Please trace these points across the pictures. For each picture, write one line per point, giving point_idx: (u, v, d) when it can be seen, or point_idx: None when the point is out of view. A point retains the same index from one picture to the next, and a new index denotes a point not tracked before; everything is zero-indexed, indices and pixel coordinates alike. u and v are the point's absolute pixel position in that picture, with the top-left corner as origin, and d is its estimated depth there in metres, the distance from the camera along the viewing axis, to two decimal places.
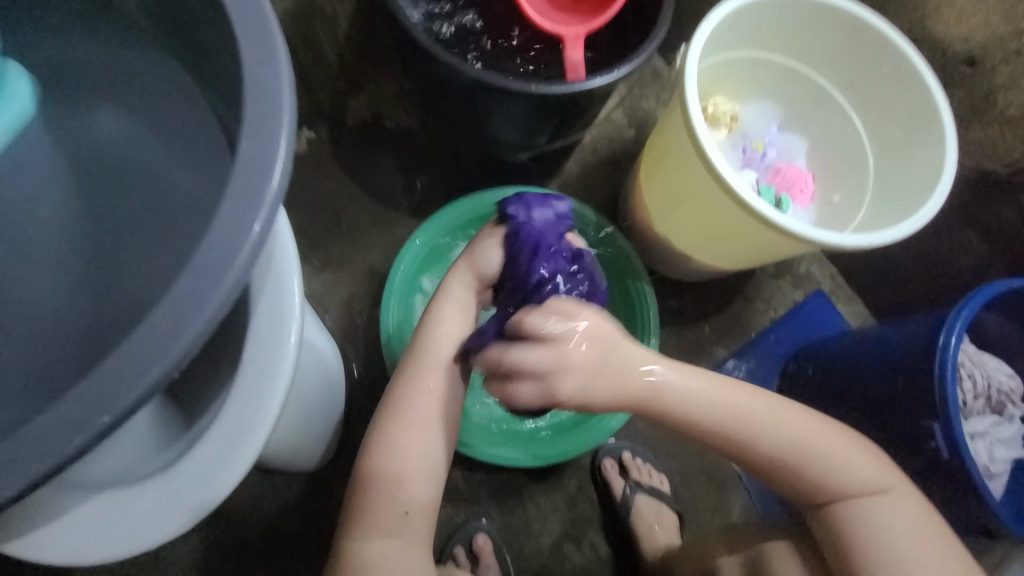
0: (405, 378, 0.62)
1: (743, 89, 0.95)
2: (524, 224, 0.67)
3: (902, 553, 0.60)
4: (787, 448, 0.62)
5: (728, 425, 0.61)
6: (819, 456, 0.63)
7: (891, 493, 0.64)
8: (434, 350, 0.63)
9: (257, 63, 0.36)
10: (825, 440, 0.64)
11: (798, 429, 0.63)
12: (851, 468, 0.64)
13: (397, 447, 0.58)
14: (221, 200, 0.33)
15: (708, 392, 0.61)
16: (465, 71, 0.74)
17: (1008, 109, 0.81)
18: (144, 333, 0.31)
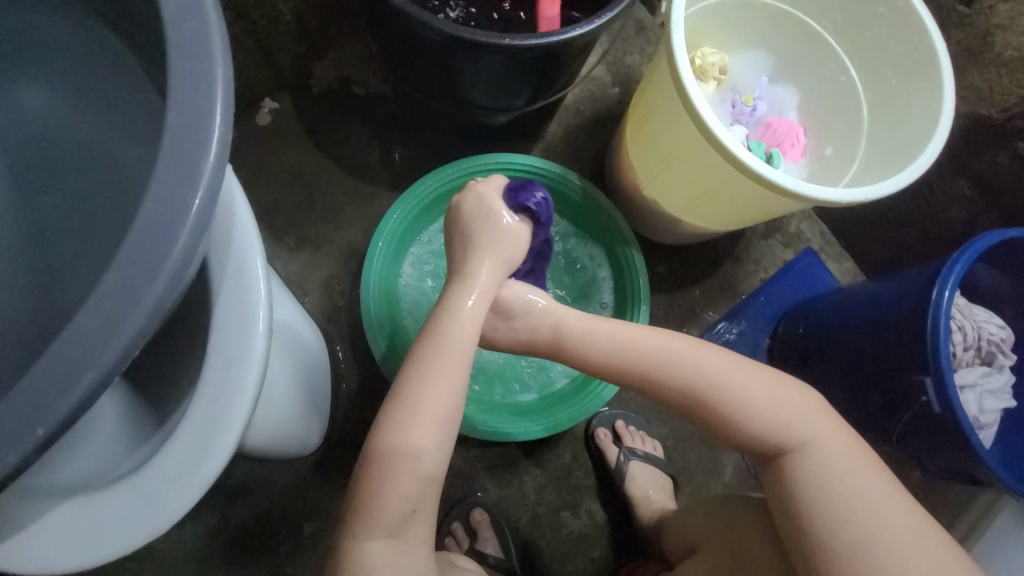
0: (418, 370, 0.59)
1: (731, 38, 0.90)
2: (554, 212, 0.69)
3: (841, 518, 0.58)
4: (688, 385, 0.64)
5: (621, 361, 0.66)
6: (735, 400, 0.63)
7: (820, 441, 0.62)
8: (450, 340, 0.60)
9: (184, 27, 0.33)
10: (751, 387, 0.63)
11: (711, 373, 0.64)
12: (778, 417, 0.62)
13: (407, 441, 0.56)
14: (151, 181, 0.31)
15: (605, 333, 0.67)
16: (430, 29, 0.69)
17: (1005, 51, 0.77)
18: (73, 338, 0.29)
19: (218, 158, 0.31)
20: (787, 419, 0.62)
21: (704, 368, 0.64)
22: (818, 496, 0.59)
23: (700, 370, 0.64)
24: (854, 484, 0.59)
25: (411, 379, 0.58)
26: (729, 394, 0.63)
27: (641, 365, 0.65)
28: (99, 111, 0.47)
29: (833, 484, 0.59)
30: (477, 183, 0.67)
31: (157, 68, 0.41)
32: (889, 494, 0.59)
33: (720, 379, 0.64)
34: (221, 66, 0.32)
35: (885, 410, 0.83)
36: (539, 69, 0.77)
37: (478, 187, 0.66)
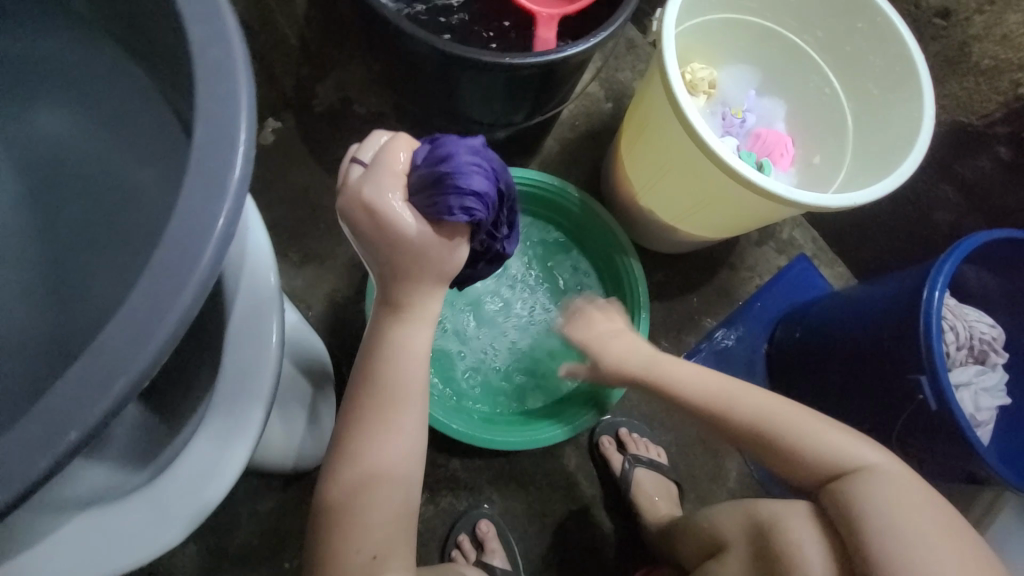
0: (359, 421, 0.57)
1: (719, 55, 0.94)
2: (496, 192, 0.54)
3: (913, 546, 0.57)
4: (754, 422, 0.70)
5: (697, 398, 0.74)
6: (799, 437, 0.68)
7: (884, 472, 0.63)
8: (391, 382, 0.57)
9: (209, 49, 0.35)
10: (810, 425, 0.68)
11: (778, 412, 0.69)
12: (837, 451, 0.66)
13: (359, 487, 0.57)
14: (179, 195, 0.32)
15: (683, 373, 0.75)
16: (430, 50, 0.72)
17: (982, 60, 0.81)
18: (105, 346, 0.31)
19: (244, 172, 0.33)
20: (837, 451, 0.66)
21: (754, 400, 0.71)
22: (878, 518, 0.60)
23: (754, 403, 0.71)
24: (913, 517, 0.59)
25: (353, 429, 0.57)
26: (781, 423, 0.69)
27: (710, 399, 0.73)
28: (117, 130, 0.48)
29: (892, 504, 0.60)
30: (362, 183, 0.52)
31: (174, 89, 0.43)
32: (943, 518, 0.60)
33: (769, 409, 0.70)
34: (245, 84, 0.34)
35: (884, 410, 0.85)
36: (537, 86, 0.80)
37: (363, 195, 0.51)
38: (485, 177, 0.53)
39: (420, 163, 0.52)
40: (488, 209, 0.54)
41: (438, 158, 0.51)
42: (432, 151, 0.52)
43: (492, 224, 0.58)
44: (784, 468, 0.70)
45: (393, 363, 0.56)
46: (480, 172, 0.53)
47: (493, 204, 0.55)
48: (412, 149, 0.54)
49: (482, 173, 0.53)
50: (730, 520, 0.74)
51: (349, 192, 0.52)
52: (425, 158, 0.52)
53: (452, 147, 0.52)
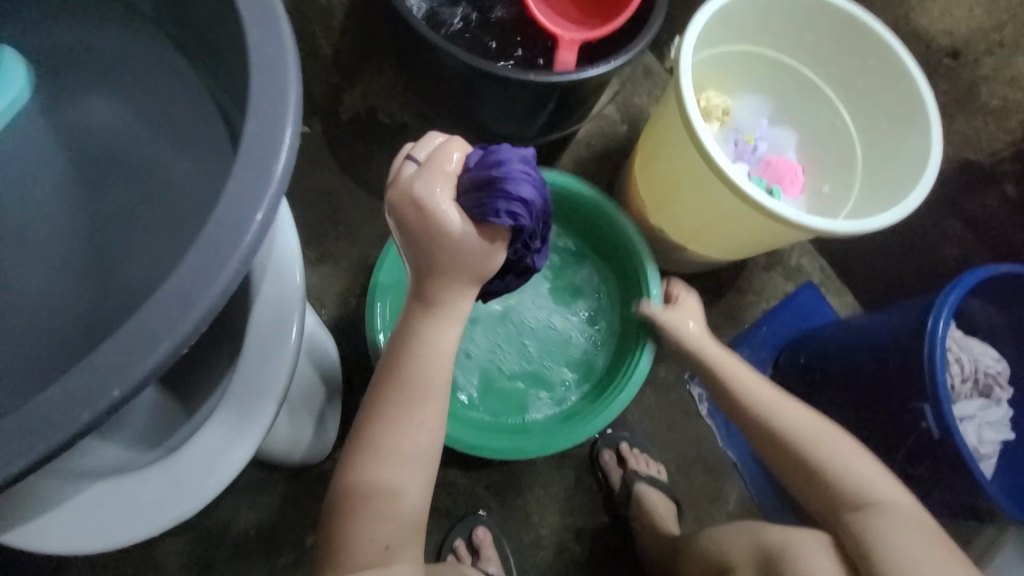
0: (383, 412, 0.59)
1: (734, 84, 0.98)
2: (541, 202, 0.58)
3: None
4: (787, 427, 0.74)
5: (742, 395, 0.79)
6: (824, 452, 0.71)
7: (897, 511, 0.65)
8: (420, 375, 0.58)
9: (265, 50, 0.38)
10: (837, 447, 0.71)
11: (812, 428, 0.73)
12: (853, 474, 0.69)
13: (377, 477, 0.58)
14: (228, 176, 0.35)
15: (735, 370, 0.81)
16: (458, 65, 0.76)
17: (991, 100, 0.83)
18: (150, 312, 0.32)
19: (289, 161, 0.35)
20: (855, 476, 0.69)
21: (803, 417, 0.75)
22: (889, 547, 0.62)
23: (792, 413, 0.75)
24: (924, 552, 0.61)
25: (375, 420, 0.59)
26: (811, 435, 0.73)
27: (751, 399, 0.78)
28: (163, 124, 0.52)
29: (902, 537, 0.62)
30: (412, 178, 0.56)
31: (223, 86, 0.46)
32: (952, 562, 0.61)
33: (812, 429, 0.74)
34: (294, 82, 0.37)
35: (887, 438, 0.85)
36: (556, 104, 0.84)
37: (412, 189, 0.55)
38: (531, 188, 0.57)
39: (472, 166, 0.56)
40: (532, 217, 0.57)
41: (491, 163, 0.55)
42: (485, 156, 0.57)
43: (532, 237, 0.60)
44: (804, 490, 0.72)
45: (417, 357, 0.58)
46: (526, 182, 0.56)
47: (535, 215, 0.58)
48: (464, 153, 0.58)
49: (528, 184, 0.57)
50: (738, 543, 0.72)
51: (399, 185, 0.56)
52: (478, 162, 0.57)
53: (505, 154, 0.56)
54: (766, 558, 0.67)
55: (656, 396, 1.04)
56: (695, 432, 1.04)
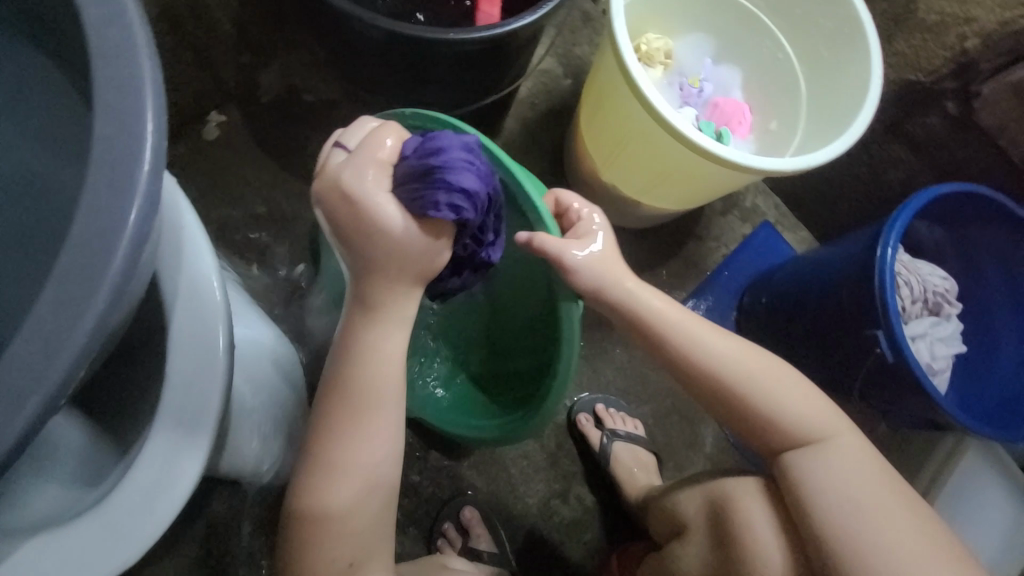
0: (333, 433, 0.56)
1: (673, 24, 0.93)
2: (487, 193, 0.52)
3: (860, 513, 0.62)
4: (730, 376, 0.67)
5: (685, 350, 0.68)
6: (767, 403, 0.67)
7: (843, 449, 0.66)
8: (369, 387, 0.56)
9: (106, 35, 0.32)
10: (785, 395, 0.67)
11: (755, 375, 0.67)
12: (807, 424, 0.66)
13: (332, 501, 0.56)
14: (82, 192, 0.30)
15: (677, 320, 0.69)
16: (372, 30, 0.69)
17: (928, 16, 0.81)
18: (11, 364, 0.28)
19: (154, 166, 0.30)
20: (803, 422, 0.66)
21: (744, 360, 0.68)
22: (826, 494, 0.63)
23: (736, 362, 0.68)
24: (857, 490, 0.63)
25: (326, 434, 0.56)
26: (753, 383, 0.67)
27: (691, 353, 0.68)
28: (28, 132, 0.45)
29: (843, 479, 0.64)
30: (341, 169, 0.52)
31: (77, 80, 0.39)
32: (885, 496, 0.63)
33: (757, 379, 0.67)
34: (147, 70, 0.32)
35: (848, 366, 0.88)
36: (488, 61, 0.77)
37: (342, 180, 0.51)
38: (476, 180, 0.51)
39: (410, 154, 0.51)
40: (477, 210, 0.52)
41: (429, 151, 0.50)
42: (424, 143, 0.51)
43: (480, 230, 0.57)
44: (745, 437, 0.70)
45: (363, 366, 0.55)
46: (469, 174, 0.51)
47: (481, 209, 0.53)
48: (400, 141, 0.54)
49: (473, 175, 0.51)
50: (691, 500, 0.78)
51: (327, 176, 0.52)
52: (416, 150, 0.52)
53: (446, 141, 0.51)
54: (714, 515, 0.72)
55: (627, 354, 1.04)
56: (668, 384, 1.05)
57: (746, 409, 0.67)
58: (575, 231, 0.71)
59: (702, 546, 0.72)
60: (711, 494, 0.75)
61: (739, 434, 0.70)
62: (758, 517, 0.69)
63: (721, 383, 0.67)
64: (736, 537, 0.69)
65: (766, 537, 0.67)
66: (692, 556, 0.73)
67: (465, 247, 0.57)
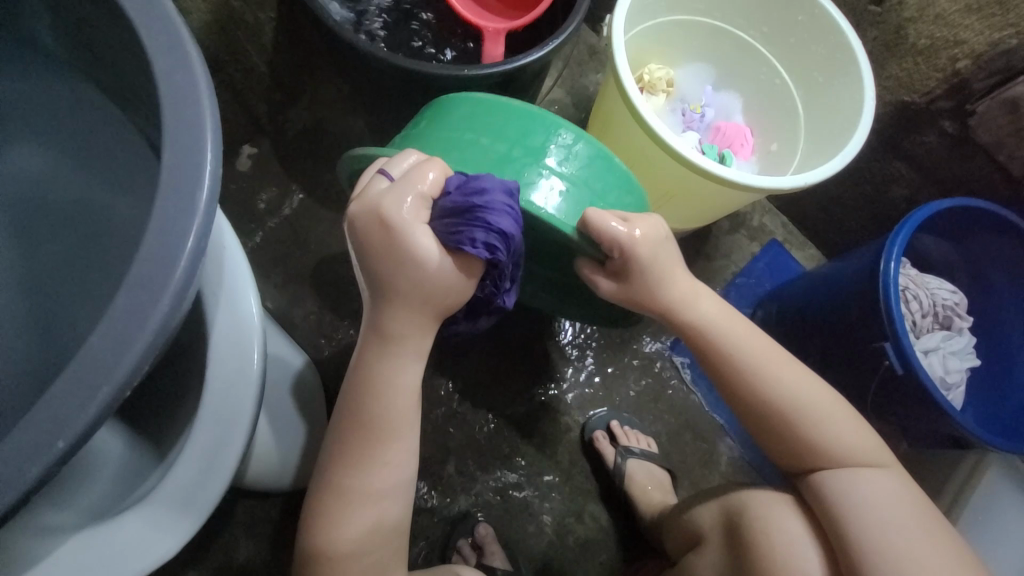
0: (351, 459, 0.59)
1: (674, 55, 0.99)
2: (520, 237, 0.55)
3: (889, 539, 0.61)
4: (786, 393, 0.67)
5: (748, 365, 0.67)
6: (811, 425, 0.66)
7: (868, 471, 0.66)
8: (388, 413, 0.59)
9: (173, 77, 0.37)
10: (826, 418, 0.67)
11: (808, 395, 0.67)
12: (841, 449, 0.66)
13: (348, 524, 0.59)
14: (150, 212, 0.35)
15: (741, 338, 0.67)
16: (392, 70, 0.75)
17: (919, 40, 0.85)
18: (87, 357, 0.32)
19: (211, 190, 0.35)
20: (837, 443, 0.67)
21: (799, 380, 0.67)
22: (857, 520, 0.63)
23: (795, 381, 0.67)
24: (887, 519, 0.63)
25: (341, 462, 0.59)
26: (807, 401, 0.67)
27: (754, 368, 0.67)
28: (90, 165, 0.51)
29: (878, 508, 0.64)
30: (382, 197, 0.56)
31: (138, 116, 0.44)
32: (920, 523, 0.63)
33: (791, 382, 0.67)
34: (210, 108, 0.37)
35: (859, 379, 0.88)
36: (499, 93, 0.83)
37: (379, 209, 0.55)
38: (511, 225, 0.54)
39: (453, 191, 0.55)
40: (510, 251, 0.55)
41: (471, 190, 0.54)
42: (468, 182, 0.55)
43: (504, 274, 0.59)
44: (769, 442, 0.70)
45: (379, 393, 0.59)
46: (507, 219, 0.54)
47: (509, 253, 0.56)
48: (443, 175, 0.57)
49: (509, 221, 0.54)
50: (708, 514, 0.78)
51: (368, 202, 0.56)
52: (459, 187, 0.55)
53: (489, 182, 0.54)
54: (731, 522, 0.73)
55: (640, 372, 1.06)
56: (680, 400, 1.06)
57: (781, 417, 0.67)
58: (612, 264, 0.65)
59: (720, 558, 0.73)
60: (728, 502, 0.76)
61: (782, 453, 0.69)
62: (791, 537, 0.68)
63: (757, 388, 0.67)
64: (751, 550, 0.69)
65: (795, 548, 0.67)
66: (709, 565, 0.74)
67: (487, 288, 0.60)
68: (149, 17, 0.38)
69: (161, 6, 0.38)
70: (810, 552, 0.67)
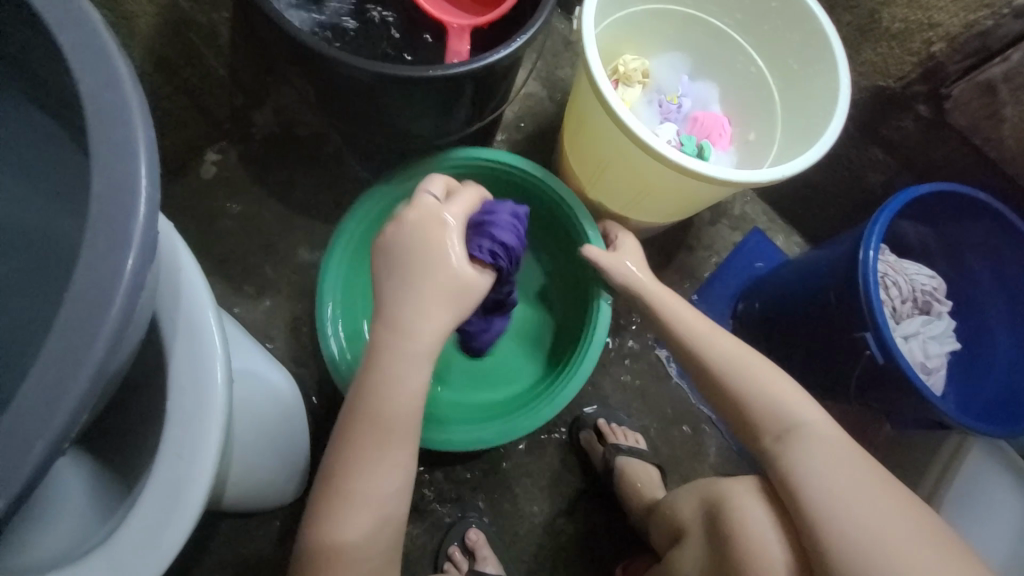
0: (357, 456, 0.58)
1: (648, 45, 0.96)
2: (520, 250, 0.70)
3: (844, 502, 0.61)
4: (722, 357, 0.74)
5: (687, 336, 0.77)
6: (754, 387, 0.71)
7: (817, 433, 0.67)
8: (396, 410, 0.59)
9: (104, 97, 0.34)
10: (768, 382, 0.71)
11: (743, 359, 0.74)
12: (786, 413, 0.69)
13: (347, 526, 0.57)
14: (82, 246, 0.32)
15: (677, 311, 0.79)
16: (355, 71, 0.72)
17: (893, 24, 0.85)
18: (17, 410, 0.30)
19: (148, 219, 0.33)
20: (782, 406, 0.70)
21: (735, 349, 0.75)
22: (809, 485, 0.63)
23: (729, 347, 0.75)
24: (837, 480, 0.63)
25: (346, 460, 0.59)
26: (741, 365, 0.73)
27: (691, 338, 0.77)
28: (21, 188, 0.47)
29: (822, 471, 0.64)
30: (435, 206, 0.65)
31: (70, 137, 0.41)
32: (871, 489, 0.62)
33: (726, 348, 0.75)
34: (144, 128, 0.34)
35: (842, 368, 0.89)
36: (469, 95, 0.80)
37: (434, 213, 0.65)
38: (511, 241, 0.69)
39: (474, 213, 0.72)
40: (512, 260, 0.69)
41: (484, 212, 0.70)
42: (485, 207, 0.71)
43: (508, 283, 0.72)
44: (723, 411, 0.75)
45: (391, 389, 0.59)
46: (508, 233, 0.69)
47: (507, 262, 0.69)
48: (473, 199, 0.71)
49: (509, 237, 0.69)
50: (688, 504, 0.79)
51: (425, 209, 0.65)
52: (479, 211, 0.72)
53: (499, 208, 0.71)
54: (711, 514, 0.73)
55: (627, 368, 1.05)
56: (667, 395, 1.05)
57: (724, 381, 0.73)
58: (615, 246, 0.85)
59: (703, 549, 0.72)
60: (711, 495, 0.75)
61: (733, 420, 0.74)
62: (753, 515, 0.68)
63: (696, 354, 0.76)
64: (731, 545, 0.68)
65: (760, 523, 0.67)
66: (693, 557, 0.73)
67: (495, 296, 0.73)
68: (74, 30, 0.35)
69: (86, 16, 0.35)
70: (771, 529, 0.66)
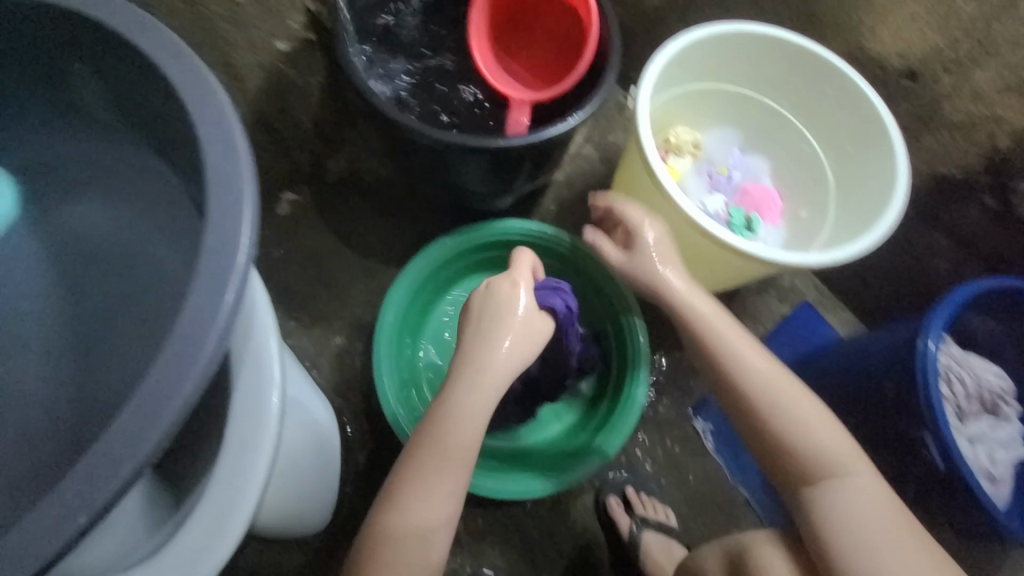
0: (420, 472, 0.63)
1: (701, 119, 1.00)
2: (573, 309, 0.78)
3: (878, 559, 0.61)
4: (761, 385, 0.69)
5: (727, 357, 0.71)
6: (796, 424, 0.67)
7: (858, 481, 0.65)
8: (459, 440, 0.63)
9: (222, 168, 0.40)
10: (813, 421, 0.68)
11: (785, 391, 0.69)
12: (830, 457, 0.66)
13: (396, 528, 0.63)
14: (190, 291, 0.37)
15: (718, 329, 0.72)
16: (425, 135, 0.79)
17: (955, 115, 0.83)
18: (116, 431, 0.34)
19: (244, 273, 0.38)
20: (828, 449, 0.67)
21: (776, 379, 0.70)
22: (842, 535, 0.63)
23: (772, 376, 0.69)
24: (877, 533, 0.63)
25: (409, 474, 0.64)
26: (783, 396, 0.69)
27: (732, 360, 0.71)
28: (135, 227, 0.54)
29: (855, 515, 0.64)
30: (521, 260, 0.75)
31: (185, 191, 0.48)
32: (903, 540, 0.62)
33: (770, 377, 0.70)
34: (250, 195, 0.39)
35: (897, 463, 0.83)
36: (526, 165, 0.87)
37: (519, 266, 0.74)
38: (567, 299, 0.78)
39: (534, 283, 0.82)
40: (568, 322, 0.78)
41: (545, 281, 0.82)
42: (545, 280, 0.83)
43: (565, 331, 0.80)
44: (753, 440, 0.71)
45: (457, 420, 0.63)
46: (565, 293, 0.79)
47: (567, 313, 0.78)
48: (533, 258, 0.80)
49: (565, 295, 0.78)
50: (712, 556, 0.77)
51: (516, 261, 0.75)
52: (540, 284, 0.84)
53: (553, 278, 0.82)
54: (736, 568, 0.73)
55: (660, 435, 1.02)
56: (701, 467, 1.01)
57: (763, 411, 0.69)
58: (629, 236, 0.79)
59: None
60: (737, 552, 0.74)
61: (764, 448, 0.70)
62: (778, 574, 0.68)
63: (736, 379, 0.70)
64: None
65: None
66: None
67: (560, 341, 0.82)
68: (204, 111, 0.42)
69: (215, 99, 0.42)
70: None
